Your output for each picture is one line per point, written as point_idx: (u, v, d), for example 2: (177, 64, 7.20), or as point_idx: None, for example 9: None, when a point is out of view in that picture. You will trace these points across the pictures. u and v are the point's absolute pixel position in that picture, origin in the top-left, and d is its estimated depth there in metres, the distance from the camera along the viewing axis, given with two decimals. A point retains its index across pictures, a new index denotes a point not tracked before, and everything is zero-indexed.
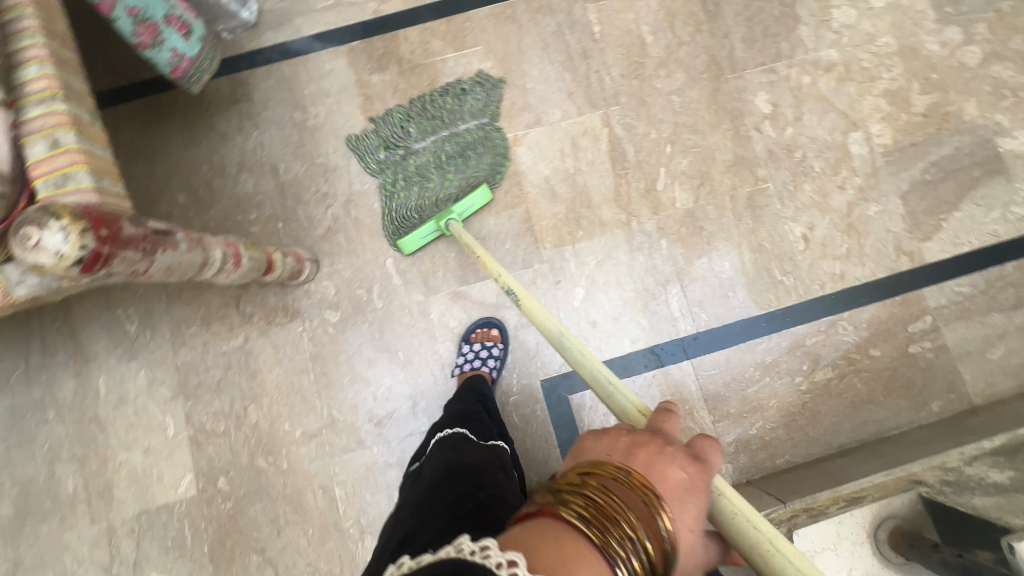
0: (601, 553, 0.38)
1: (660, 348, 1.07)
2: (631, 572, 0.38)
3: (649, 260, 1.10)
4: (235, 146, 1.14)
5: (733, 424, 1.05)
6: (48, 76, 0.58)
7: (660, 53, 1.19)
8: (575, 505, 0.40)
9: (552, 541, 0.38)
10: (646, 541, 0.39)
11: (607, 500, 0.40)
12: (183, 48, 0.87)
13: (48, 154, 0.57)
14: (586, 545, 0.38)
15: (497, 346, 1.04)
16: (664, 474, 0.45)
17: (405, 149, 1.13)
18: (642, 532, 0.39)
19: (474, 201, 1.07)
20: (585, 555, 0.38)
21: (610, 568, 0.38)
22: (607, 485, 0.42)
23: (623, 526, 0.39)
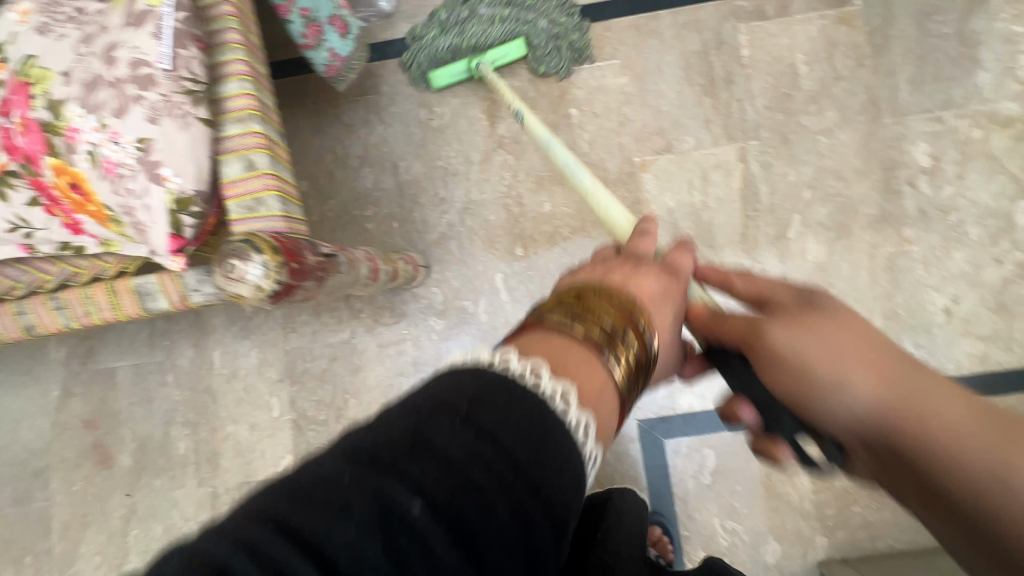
0: (588, 345, 0.43)
1: None
2: (618, 361, 0.43)
3: None
4: (359, 138, 1.14)
5: (835, 497, 1.00)
6: (248, 94, 0.58)
7: (812, 87, 1.09)
8: (557, 310, 0.46)
9: (542, 343, 0.43)
10: (629, 336, 0.45)
11: (591, 308, 0.45)
12: (339, 47, 0.84)
13: (244, 176, 0.57)
14: (571, 339, 0.43)
15: None
16: (638, 285, 0.52)
17: (469, 9, 1.08)
18: (625, 326, 0.45)
19: (509, 51, 1.09)
20: (575, 350, 0.43)
21: (599, 355, 0.43)
22: (588, 295, 0.47)
23: (606, 323, 0.44)
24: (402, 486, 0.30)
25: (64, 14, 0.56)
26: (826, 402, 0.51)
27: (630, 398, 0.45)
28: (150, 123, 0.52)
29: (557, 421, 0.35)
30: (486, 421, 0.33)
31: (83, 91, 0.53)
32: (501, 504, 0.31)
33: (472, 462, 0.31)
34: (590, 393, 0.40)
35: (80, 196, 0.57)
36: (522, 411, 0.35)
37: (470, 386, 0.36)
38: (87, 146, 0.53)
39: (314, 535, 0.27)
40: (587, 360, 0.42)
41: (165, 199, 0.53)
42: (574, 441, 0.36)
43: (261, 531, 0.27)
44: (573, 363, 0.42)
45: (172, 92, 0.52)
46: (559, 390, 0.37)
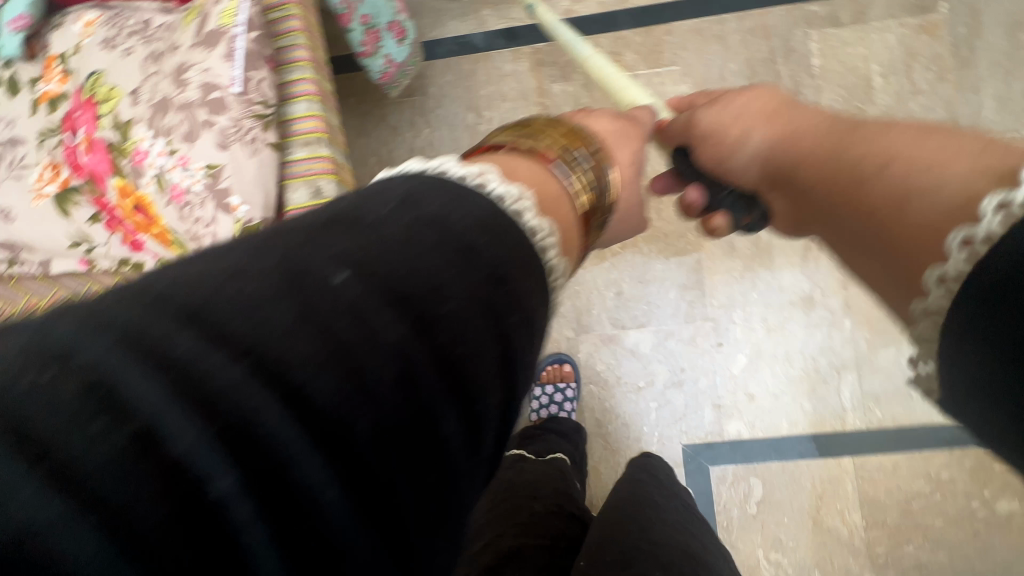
0: (539, 161, 0.48)
1: (820, 437, 0.98)
2: (570, 175, 0.48)
3: (827, 339, 1.00)
4: (404, 141, 1.11)
5: (888, 536, 0.95)
6: (316, 115, 0.55)
7: (888, 101, 1.02)
8: (514, 140, 0.50)
9: (503, 159, 0.47)
10: (582, 158, 0.50)
11: (544, 133, 0.51)
12: (395, 54, 0.82)
13: (310, 203, 0.54)
14: (528, 158, 0.48)
15: (570, 386, 1.04)
16: (598, 125, 0.66)
17: None
18: (574, 148, 0.51)
19: None
20: (528, 161, 0.48)
21: (549, 168, 0.48)
22: (541, 127, 0.53)
23: (556, 145, 0.50)
24: (330, 260, 0.29)
25: (128, 28, 0.56)
26: (733, 156, 0.78)
27: (592, 217, 0.50)
28: (220, 148, 0.50)
29: (506, 218, 0.37)
30: (429, 209, 0.34)
31: (152, 113, 0.52)
32: (451, 286, 0.31)
33: (418, 243, 0.32)
34: (545, 193, 0.45)
35: (145, 218, 0.55)
36: (471, 207, 0.36)
37: (404, 185, 0.36)
38: (154, 170, 0.52)
39: (230, 307, 0.26)
40: (539, 171, 0.47)
41: (233, 229, 0.51)
42: (527, 234, 0.38)
43: (161, 305, 0.25)
44: (525, 169, 0.46)
45: (242, 116, 0.50)
46: (505, 193, 0.39)
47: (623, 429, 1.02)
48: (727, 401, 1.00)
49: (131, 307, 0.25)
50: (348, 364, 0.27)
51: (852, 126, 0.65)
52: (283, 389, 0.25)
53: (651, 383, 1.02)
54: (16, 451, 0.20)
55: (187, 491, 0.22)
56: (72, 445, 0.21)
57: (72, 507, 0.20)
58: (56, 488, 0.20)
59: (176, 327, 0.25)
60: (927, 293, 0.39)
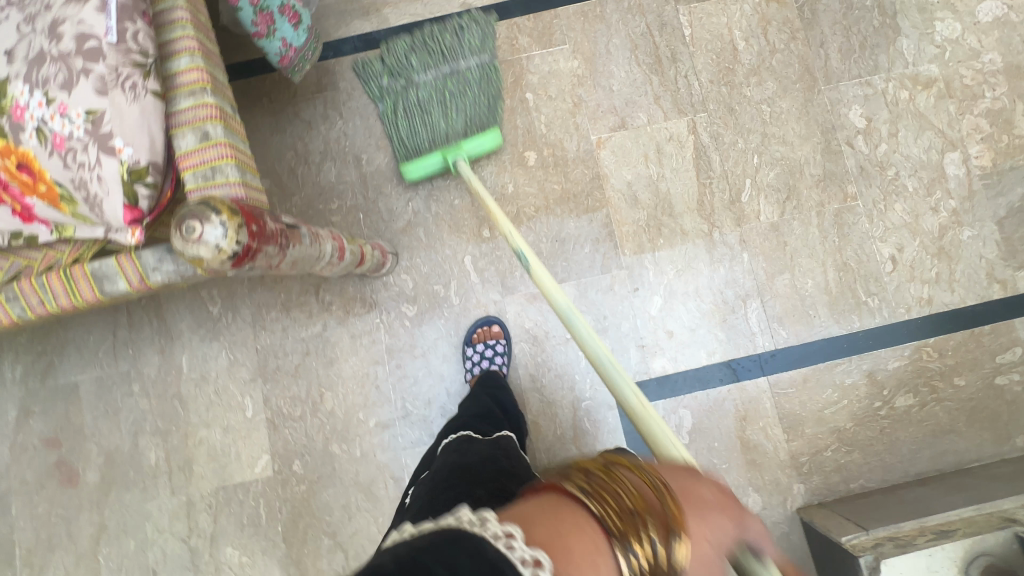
0: (604, 533, 0.36)
1: (736, 363, 1.06)
2: (634, 559, 0.36)
3: (729, 273, 1.09)
4: (319, 134, 1.15)
5: (807, 445, 1.03)
6: (198, 68, 0.59)
7: (752, 60, 1.16)
8: (578, 478, 0.40)
9: (553, 516, 0.37)
10: (656, 543, 0.36)
11: (621, 487, 0.39)
12: (292, 38, 0.87)
13: (198, 147, 0.57)
14: (584, 516, 0.37)
15: (501, 343, 1.05)
16: (685, 481, 0.44)
17: (407, 80, 1.09)
18: (648, 522, 0.37)
19: (484, 141, 1.06)
20: (581, 527, 0.36)
21: (610, 549, 0.36)
22: (622, 471, 0.41)
23: (631, 508, 0.37)
24: None
25: None
26: None
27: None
28: (99, 94, 0.52)
29: None
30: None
31: (27, 68, 0.53)
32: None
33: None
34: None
35: (30, 176, 0.56)
36: None
37: (462, 559, 0.32)
38: (35, 123, 0.53)
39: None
40: (593, 548, 0.35)
41: (120, 170, 0.53)
42: None
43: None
44: (579, 548, 0.35)
45: (121, 64, 0.53)
46: None
47: (559, 381, 1.06)
48: (649, 340, 1.07)
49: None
50: None
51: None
52: None
53: None
54: None
55: None
56: None
57: None
58: None
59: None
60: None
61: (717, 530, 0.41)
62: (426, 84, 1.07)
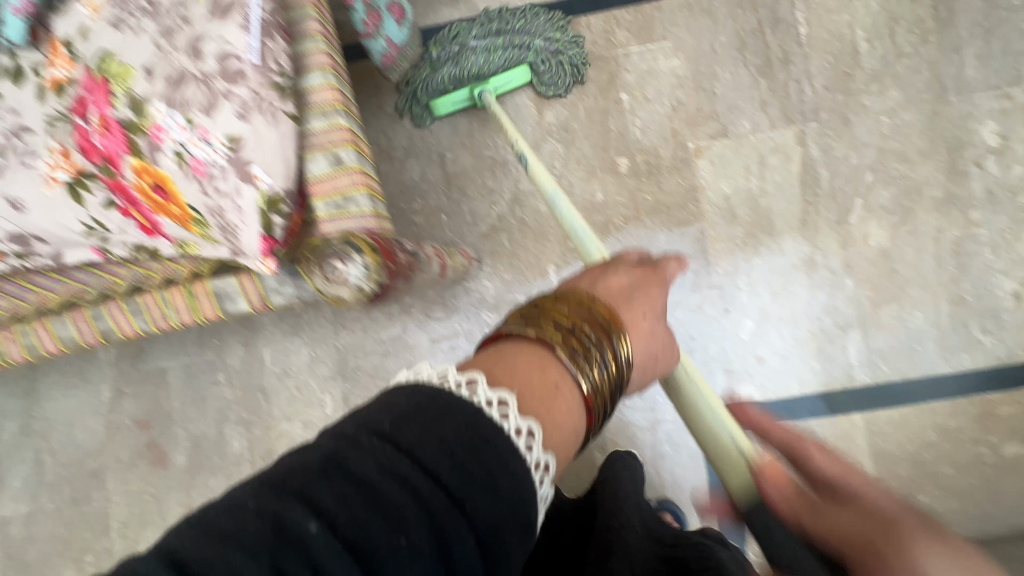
0: (545, 347, 0.45)
1: (829, 395, 1.01)
2: (578, 362, 0.45)
3: (830, 299, 1.02)
4: (403, 129, 1.11)
5: (901, 487, 0.98)
6: (332, 86, 0.56)
7: (874, 65, 1.05)
8: (516, 321, 0.48)
9: (504, 359, 0.44)
10: (590, 337, 0.47)
11: (559, 315, 0.48)
12: (395, 35, 0.82)
13: (331, 173, 0.55)
14: (527, 342, 0.46)
15: None
16: (609, 283, 0.58)
17: (460, 41, 1.06)
18: (579, 325, 0.47)
19: (512, 78, 1.06)
20: (529, 355, 0.45)
21: (557, 358, 0.45)
22: (546, 302, 0.50)
23: (562, 325, 0.47)
24: (303, 508, 0.31)
25: (138, 5, 0.53)
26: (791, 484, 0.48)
27: (597, 401, 0.46)
28: (241, 119, 0.50)
29: (484, 422, 0.36)
30: (408, 439, 0.34)
31: (169, 87, 0.50)
32: (413, 519, 0.31)
33: (389, 481, 0.32)
34: (542, 392, 0.42)
35: (163, 198, 0.55)
36: (449, 428, 0.35)
37: (401, 403, 0.36)
38: (174, 145, 0.51)
39: (210, 569, 0.29)
40: (541, 360, 0.44)
41: (257, 199, 0.51)
42: (508, 442, 0.36)
43: (166, 558, 0.29)
44: (525, 364, 0.44)
45: (261, 86, 0.50)
46: (492, 397, 0.38)
47: (639, 401, 1.03)
48: (737, 365, 1.02)
49: (154, 556, 0.29)
50: None
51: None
52: None
53: None
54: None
55: None
56: None
57: None
58: None
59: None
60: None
61: (645, 309, 0.55)
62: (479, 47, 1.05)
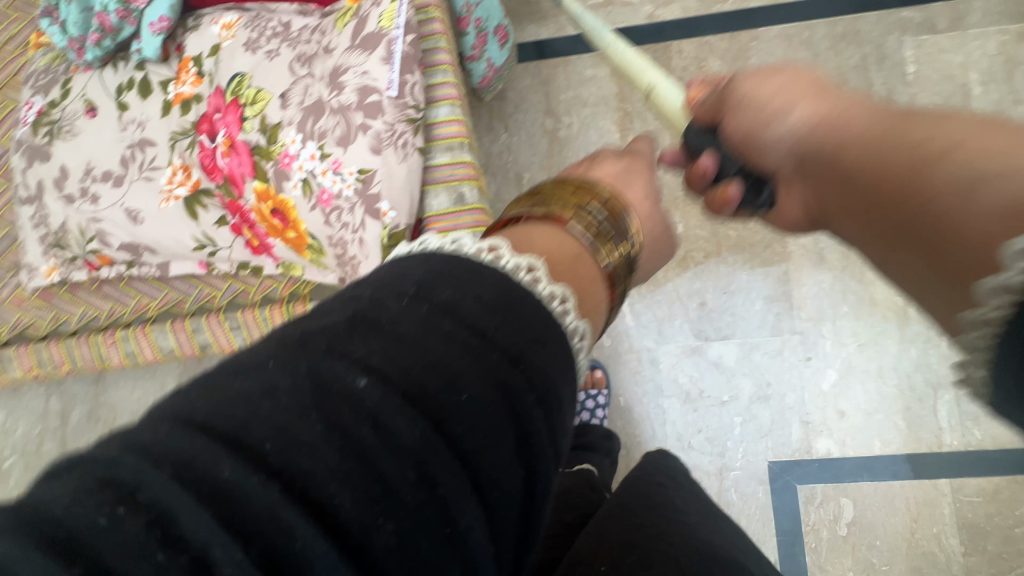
0: (555, 224, 0.46)
1: (914, 458, 0.95)
2: (593, 237, 0.46)
3: (923, 356, 0.96)
4: (481, 146, 1.10)
5: (990, 565, 0.91)
6: (458, 119, 0.54)
7: (988, 109, 0.99)
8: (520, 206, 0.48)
9: (520, 236, 0.44)
10: (598, 213, 0.48)
11: (564, 196, 0.48)
12: (496, 58, 0.81)
13: (453, 209, 0.53)
14: (540, 224, 0.46)
15: (602, 393, 1.00)
16: (600, 169, 0.59)
17: None
18: (585, 205, 0.48)
19: None
20: (543, 232, 0.45)
21: (569, 228, 0.46)
22: (543, 188, 0.50)
23: (568, 204, 0.48)
24: (342, 362, 0.28)
25: (272, 30, 0.54)
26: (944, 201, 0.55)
27: (618, 275, 0.47)
28: (374, 152, 0.49)
29: (517, 283, 0.36)
30: (438, 299, 0.33)
31: (302, 115, 0.50)
32: (467, 368, 0.30)
33: (430, 334, 0.30)
34: (564, 257, 0.43)
35: (281, 222, 0.54)
36: (485, 286, 0.34)
37: (419, 271, 0.34)
38: (302, 174, 0.50)
39: (246, 427, 0.25)
40: (556, 235, 0.45)
41: (381, 235, 0.50)
42: (545, 303, 0.36)
43: (182, 426, 0.25)
44: (542, 239, 0.44)
45: (396, 120, 0.49)
46: (518, 262, 0.38)
47: (707, 446, 0.99)
48: (815, 417, 0.97)
49: (171, 426, 0.25)
50: (411, 460, 0.26)
51: (904, 116, 0.67)
52: (344, 457, 0.25)
53: (735, 397, 0.99)
54: (216, 454, 0.24)
55: (280, 506, 0.23)
56: (237, 489, 0.23)
57: (259, 497, 0.23)
58: (258, 501, 0.23)
59: (217, 456, 0.24)
60: (981, 301, 0.34)
61: (635, 193, 0.57)
62: None
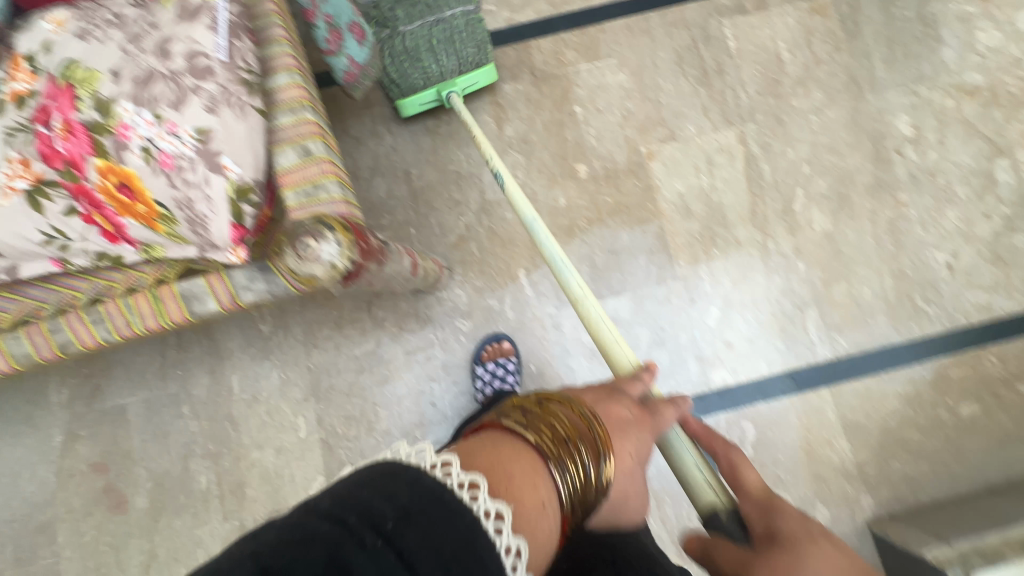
0: (539, 456, 0.43)
1: (797, 374, 1.05)
2: (565, 475, 0.43)
3: (786, 283, 1.08)
4: (368, 150, 1.15)
5: (873, 456, 1.02)
6: (298, 84, 0.58)
7: (798, 71, 1.17)
8: (513, 414, 0.46)
9: (493, 449, 0.42)
10: (584, 462, 0.44)
11: (556, 419, 0.45)
12: (356, 55, 0.87)
13: (300, 163, 0.56)
14: (524, 447, 0.43)
15: (511, 360, 1.03)
16: (607, 408, 0.51)
17: (392, 32, 1.00)
18: (575, 438, 0.44)
19: (479, 78, 1.08)
20: (519, 458, 0.42)
21: (546, 473, 0.42)
22: (550, 404, 0.47)
23: (561, 435, 0.44)
24: None
25: (104, 19, 0.56)
26: None
27: (575, 511, 0.44)
28: (209, 112, 0.51)
29: (479, 541, 0.34)
30: (408, 544, 0.32)
31: (135, 87, 0.52)
32: None
33: None
34: (528, 513, 0.39)
35: (129, 197, 0.55)
36: (448, 536, 0.33)
37: (405, 499, 0.34)
38: (141, 142, 0.52)
39: None
40: (533, 472, 0.42)
41: (226, 189, 0.52)
42: (498, 559, 0.35)
43: None
44: (518, 472, 0.41)
45: (229, 82, 0.53)
46: (491, 508, 0.36)
47: None
48: (708, 352, 1.06)
49: None
50: None
51: None
52: None
53: (635, 346, 1.07)
54: None
55: None
56: None
57: None
58: None
59: None
60: None
61: (635, 446, 0.49)
62: (412, 35, 1.00)
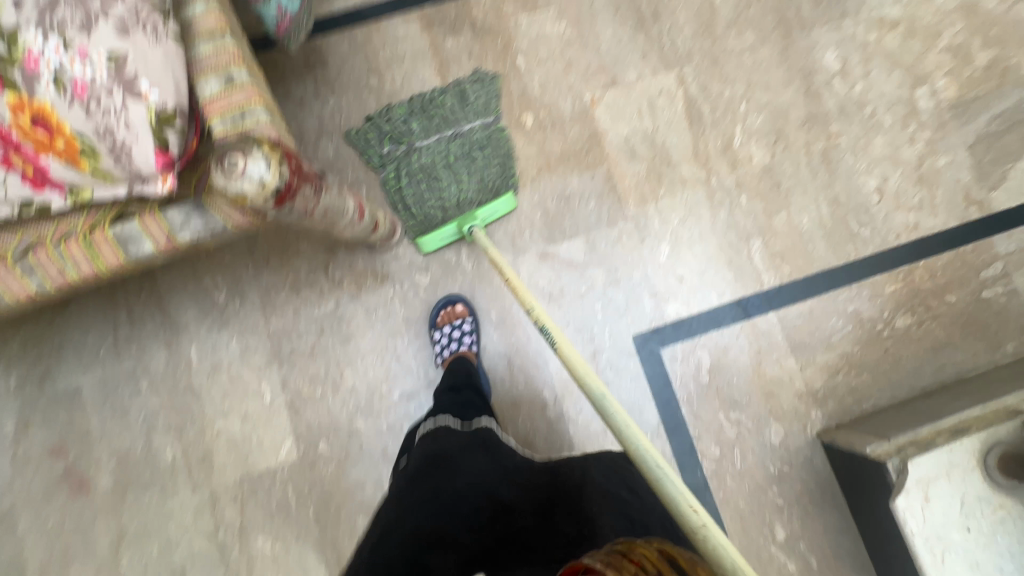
0: None
1: (746, 301, 1.10)
2: None
3: (730, 217, 1.13)
4: (312, 112, 1.13)
5: (819, 372, 1.08)
6: (214, 14, 0.60)
7: (730, 13, 1.20)
8: (601, 556, 0.39)
9: None
10: None
11: (648, 556, 0.37)
12: (287, 4, 0.85)
13: (223, 90, 0.58)
14: None
15: (467, 322, 1.04)
16: None
17: (408, 145, 1.11)
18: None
19: (498, 208, 1.07)
20: None
21: None
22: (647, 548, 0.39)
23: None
24: None
25: None
26: None
27: None
28: (121, 37, 0.53)
29: None
30: None
31: (41, 16, 0.52)
32: None
33: None
34: None
35: (46, 132, 0.54)
36: None
37: None
38: (52, 71, 0.53)
39: None
40: None
41: (147, 114, 0.54)
42: None
43: None
44: None
45: (140, 7, 0.54)
46: None
47: (573, 334, 1.09)
48: (661, 287, 1.10)
49: None
50: None
51: None
52: None
53: (591, 287, 1.10)
54: None
55: None
56: None
57: None
58: None
59: None
60: None
61: None
62: (427, 148, 1.10)
